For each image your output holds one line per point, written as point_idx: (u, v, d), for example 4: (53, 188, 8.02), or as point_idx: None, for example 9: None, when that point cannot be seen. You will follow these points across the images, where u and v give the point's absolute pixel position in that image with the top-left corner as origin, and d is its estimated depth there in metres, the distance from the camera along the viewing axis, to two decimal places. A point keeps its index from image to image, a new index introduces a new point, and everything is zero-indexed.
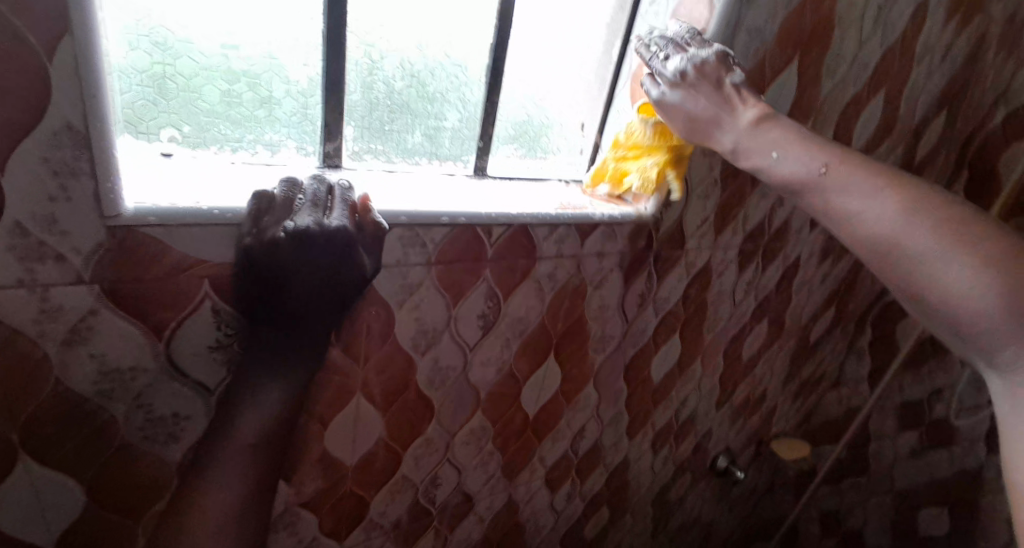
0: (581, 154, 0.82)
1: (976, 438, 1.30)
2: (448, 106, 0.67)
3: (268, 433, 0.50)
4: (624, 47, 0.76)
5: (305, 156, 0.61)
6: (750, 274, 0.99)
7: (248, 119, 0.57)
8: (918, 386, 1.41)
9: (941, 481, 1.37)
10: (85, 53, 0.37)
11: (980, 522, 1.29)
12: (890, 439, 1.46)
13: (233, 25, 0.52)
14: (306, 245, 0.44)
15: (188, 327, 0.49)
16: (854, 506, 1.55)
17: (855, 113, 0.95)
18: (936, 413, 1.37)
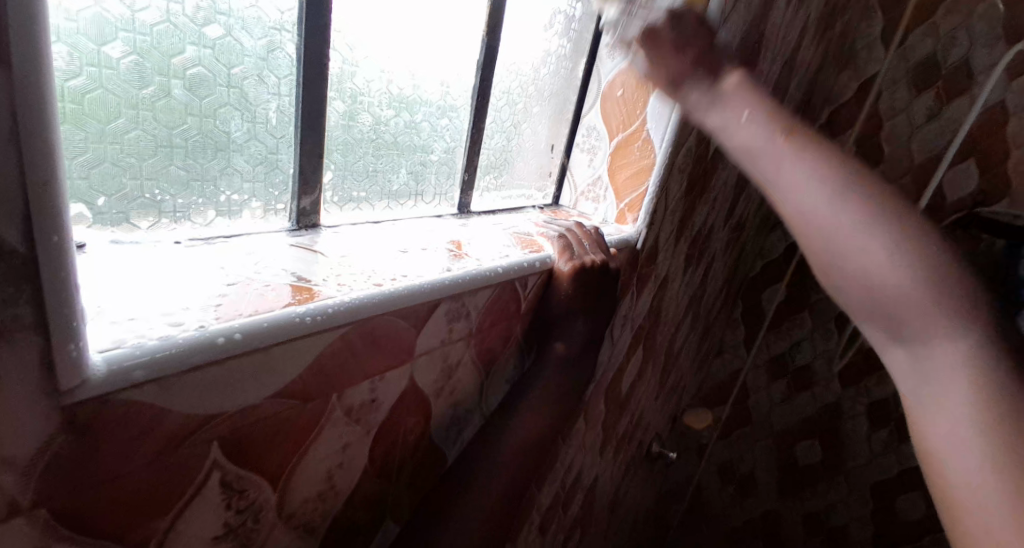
0: (549, 177, 0.75)
1: (830, 378, 1.51)
2: (433, 135, 0.55)
3: (537, 426, 0.56)
4: (591, 62, 0.70)
5: (271, 216, 0.44)
6: (689, 273, 1.02)
7: (195, 176, 0.38)
8: (781, 342, 1.57)
9: (809, 418, 1.58)
10: (32, 115, 0.19)
11: (845, 446, 1.53)
12: (765, 390, 1.64)
13: (175, 40, 0.34)
14: (606, 275, 0.56)
15: (186, 518, 0.31)
16: (744, 455, 1.72)
17: (762, 117, 1.03)
18: (800, 360, 1.55)
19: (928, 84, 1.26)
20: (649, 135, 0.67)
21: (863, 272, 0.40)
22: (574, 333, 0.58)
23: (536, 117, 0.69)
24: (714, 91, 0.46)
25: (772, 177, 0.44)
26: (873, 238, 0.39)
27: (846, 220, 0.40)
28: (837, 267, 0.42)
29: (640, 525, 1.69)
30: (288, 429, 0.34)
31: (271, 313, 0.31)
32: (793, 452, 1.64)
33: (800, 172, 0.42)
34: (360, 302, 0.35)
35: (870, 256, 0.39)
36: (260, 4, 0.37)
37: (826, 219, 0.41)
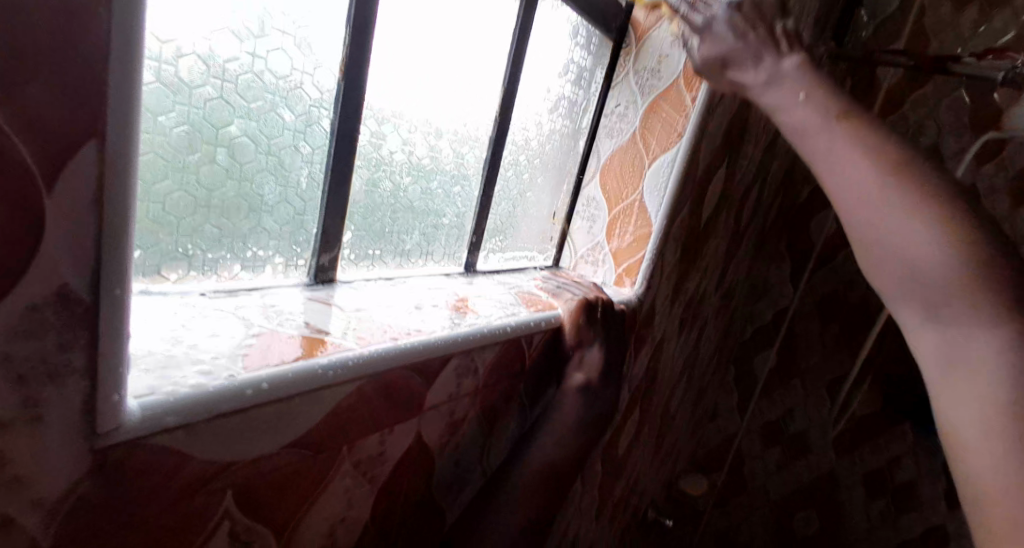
0: (550, 241, 0.78)
1: (825, 446, 1.51)
2: (446, 201, 0.59)
3: (561, 459, 0.55)
4: (591, 141, 0.74)
5: (290, 272, 0.46)
6: (683, 336, 1.04)
7: (227, 233, 0.41)
8: (773, 409, 1.57)
9: (806, 488, 1.56)
10: (115, 181, 0.21)
11: (844, 515, 1.51)
12: (759, 457, 1.62)
13: (224, 111, 0.37)
14: (606, 311, 0.61)
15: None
16: (741, 525, 1.68)
17: (755, 189, 1.07)
18: (795, 427, 1.54)
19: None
20: (648, 206, 0.71)
21: (910, 276, 0.38)
22: (591, 367, 0.58)
23: (540, 187, 0.72)
24: (773, 67, 0.45)
25: (824, 170, 0.42)
26: (907, 226, 0.38)
27: (890, 209, 0.38)
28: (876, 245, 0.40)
29: None
30: (300, 479, 0.35)
31: (295, 363, 0.32)
32: (790, 522, 1.60)
33: (866, 187, 0.39)
34: (378, 356, 0.37)
35: (914, 251, 0.37)
36: (302, 83, 0.41)
37: (872, 226, 0.39)
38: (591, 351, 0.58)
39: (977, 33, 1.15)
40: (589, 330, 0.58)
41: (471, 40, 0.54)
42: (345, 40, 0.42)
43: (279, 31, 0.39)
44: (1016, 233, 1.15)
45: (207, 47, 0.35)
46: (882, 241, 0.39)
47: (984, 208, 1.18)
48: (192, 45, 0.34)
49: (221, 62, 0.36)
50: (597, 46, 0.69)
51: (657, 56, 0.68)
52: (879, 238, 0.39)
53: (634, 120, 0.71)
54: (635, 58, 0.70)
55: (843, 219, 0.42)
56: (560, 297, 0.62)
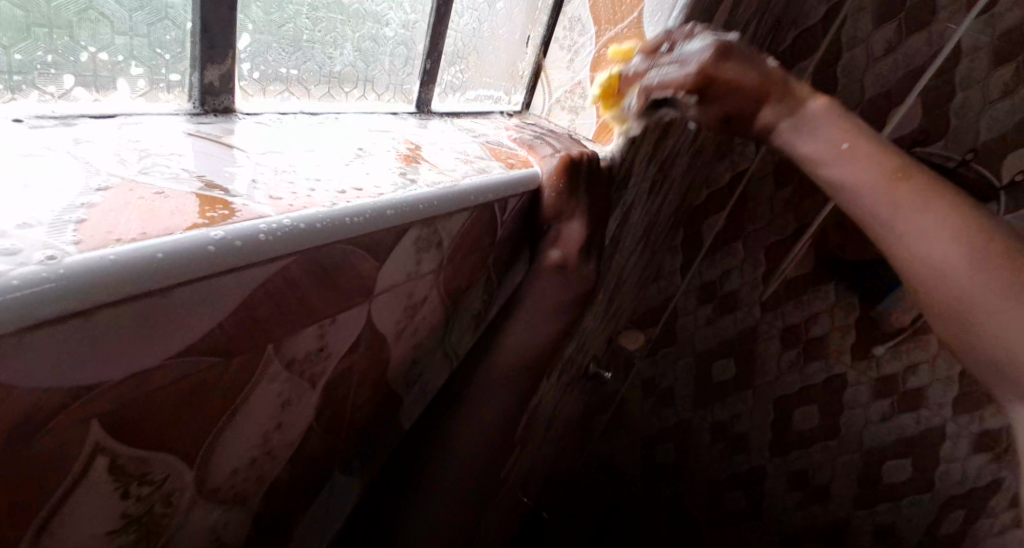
0: (522, 80, 0.65)
1: (754, 303, 1.33)
2: (389, 3, 0.43)
3: (529, 355, 0.49)
4: None
5: (159, 94, 0.31)
6: (649, 196, 0.95)
7: (39, 18, 0.25)
8: (711, 268, 1.35)
9: (728, 340, 1.40)
10: None
11: (756, 366, 1.39)
12: (692, 314, 1.43)
13: None
14: (593, 170, 0.49)
15: (71, 509, 0.22)
16: (666, 371, 1.54)
17: (764, 26, 0.91)
18: (730, 286, 1.35)
19: (889, 15, 0.95)
20: (647, 37, 0.56)
21: (964, 298, 0.40)
22: (569, 242, 0.49)
23: (510, 4, 0.58)
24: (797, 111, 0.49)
25: (870, 215, 0.45)
26: (931, 229, 0.42)
27: (927, 219, 0.42)
28: (945, 262, 0.41)
29: (581, 437, 1.70)
30: (211, 390, 0.25)
31: (173, 234, 0.19)
32: (709, 367, 1.46)
33: (928, 221, 0.42)
34: (307, 227, 0.24)
35: (954, 262, 0.41)
36: None
37: (908, 232, 0.43)
38: (571, 222, 0.48)
39: None
40: (570, 196, 0.47)
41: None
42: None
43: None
44: (984, 95, 0.94)
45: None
46: (907, 238, 0.43)
47: (963, 67, 0.94)
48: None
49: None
50: None
51: None
52: (914, 239, 0.42)
53: None
54: None
55: (901, 243, 0.43)
56: (537, 151, 0.49)
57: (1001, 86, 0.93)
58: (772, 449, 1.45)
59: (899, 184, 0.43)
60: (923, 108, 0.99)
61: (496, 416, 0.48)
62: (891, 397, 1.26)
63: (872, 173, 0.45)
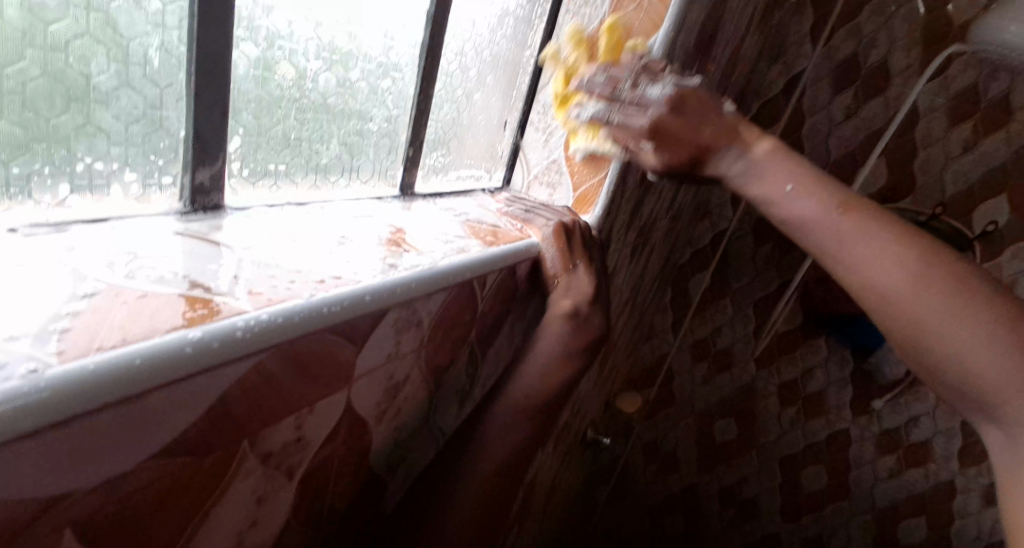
0: (500, 160, 0.69)
1: (748, 360, 1.33)
2: (372, 99, 0.46)
3: (515, 437, 0.49)
4: (550, 31, 0.63)
5: (152, 195, 0.32)
6: (633, 260, 0.97)
7: (38, 135, 0.27)
8: (702, 327, 1.36)
9: (726, 400, 1.39)
10: None
11: (759, 426, 1.37)
12: (687, 374, 1.42)
13: None
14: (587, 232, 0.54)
15: None
16: (667, 435, 1.50)
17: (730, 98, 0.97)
18: (722, 344, 1.35)
19: (846, 84, 1.02)
20: None
21: (925, 338, 0.40)
22: (579, 293, 0.52)
23: (486, 92, 0.62)
24: (745, 153, 0.48)
25: (830, 252, 0.44)
26: (886, 264, 0.41)
27: (879, 253, 0.41)
28: (905, 297, 0.40)
29: (584, 509, 1.63)
30: (186, 491, 0.25)
31: (152, 339, 0.20)
32: (710, 428, 1.44)
33: (878, 258, 0.41)
34: (285, 322, 0.25)
35: (908, 302, 0.40)
36: None
37: (862, 269, 0.42)
38: (576, 277, 0.52)
39: None
40: (572, 253, 0.51)
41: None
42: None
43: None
44: (947, 151, 0.99)
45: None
46: (865, 276, 0.42)
47: (922, 128, 1.00)
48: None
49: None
50: None
51: None
52: (871, 277, 0.41)
53: (601, 8, 0.59)
54: None
55: (859, 280, 0.43)
56: (532, 225, 0.54)
57: (962, 142, 0.98)
58: (782, 513, 1.40)
59: (834, 219, 0.43)
60: (888, 167, 1.04)
61: (480, 498, 0.47)
62: (897, 451, 1.23)
63: (820, 209, 0.44)
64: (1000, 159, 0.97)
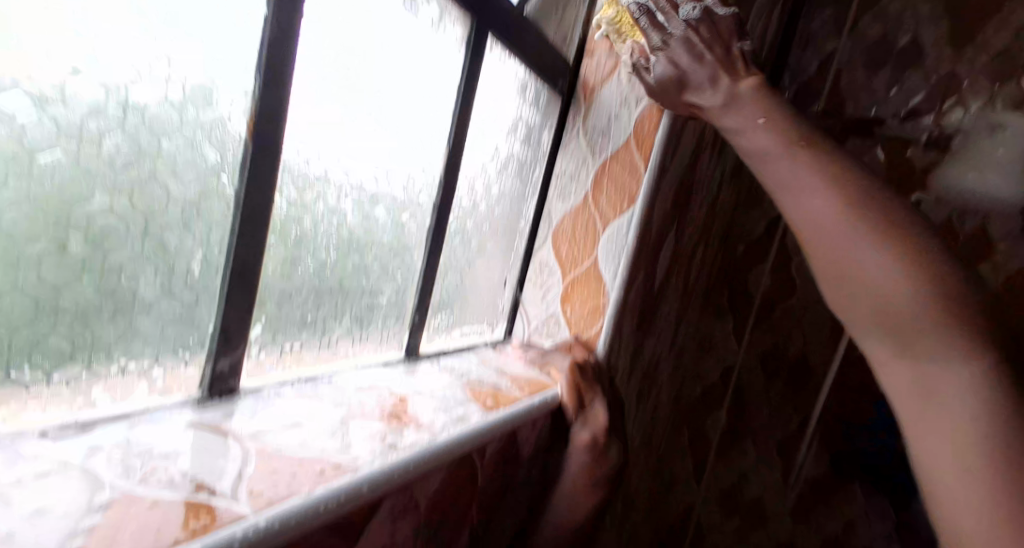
0: (500, 312, 0.74)
1: (782, 512, 1.23)
2: (383, 277, 0.51)
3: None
4: (541, 202, 0.71)
5: (176, 384, 0.35)
6: (642, 407, 0.95)
7: (81, 343, 0.30)
8: (724, 473, 1.28)
9: None
10: None
11: None
12: (717, 529, 1.30)
13: (81, 180, 0.28)
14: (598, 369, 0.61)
15: None
16: None
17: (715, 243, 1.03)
18: (750, 494, 1.26)
19: None
20: (604, 272, 0.67)
21: (870, 300, 0.36)
22: (599, 423, 0.56)
23: (488, 258, 0.68)
24: (725, 87, 0.45)
25: (785, 203, 0.41)
26: (833, 223, 0.38)
27: (831, 206, 0.38)
28: (853, 271, 0.37)
29: None
30: None
31: None
32: None
33: (829, 212, 0.38)
34: (282, 524, 0.26)
35: (860, 267, 0.36)
36: (201, 142, 0.32)
37: (814, 229, 0.39)
38: (595, 409, 0.57)
39: (891, 94, 1.01)
40: (586, 387, 0.58)
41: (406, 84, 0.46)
42: (258, 76, 0.32)
43: (202, 84, 0.31)
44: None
45: (53, 90, 0.26)
46: (812, 231, 0.39)
47: None
48: (43, 100, 0.26)
49: (77, 117, 0.27)
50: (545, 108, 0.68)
51: (607, 116, 0.66)
52: (822, 229, 0.38)
53: (586, 182, 0.68)
54: (585, 121, 0.68)
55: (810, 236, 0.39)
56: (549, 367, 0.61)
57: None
58: None
59: (792, 151, 0.40)
60: None
61: None
62: None
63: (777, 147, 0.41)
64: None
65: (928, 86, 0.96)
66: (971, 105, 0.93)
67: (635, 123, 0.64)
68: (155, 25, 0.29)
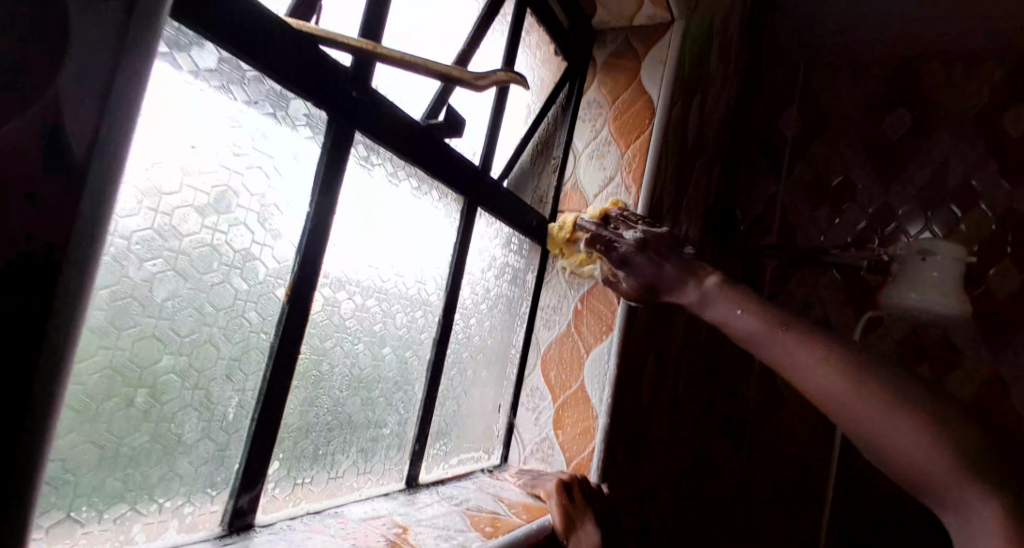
0: (496, 440, 0.77)
1: None
2: (388, 410, 0.56)
3: None
4: (529, 334, 0.79)
5: (200, 522, 0.39)
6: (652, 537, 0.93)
7: (132, 484, 0.34)
8: None
9: None
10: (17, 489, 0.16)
11: None
12: None
13: (162, 342, 0.34)
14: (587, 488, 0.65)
15: None
16: None
17: (697, 360, 1.10)
18: None
19: None
20: (591, 396, 0.74)
21: (837, 406, 0.42)
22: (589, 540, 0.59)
23: (484, 387, 0.73)
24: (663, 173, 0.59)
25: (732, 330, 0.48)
26: (785, 345, 0.44)
27: (785, 339, 0.44)
28: (825, 389, 0.42)
29: None
30: None
31: None
32: None
33: (782, 341, 0.44)
34: None
35: (810, 376, 0.43)
36: (247, 309, 0.39)
37: (769, 351, 0.45)
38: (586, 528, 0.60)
39: (835, 225, 1.19)
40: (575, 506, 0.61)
41: (413, 246, 0.55)
42: (295, 256, 0.41)
43: (240, 218, 0.37)
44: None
45: (135, 272, 0.32)
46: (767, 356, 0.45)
47: None
48: (147, 194, 0.32)
49: (153, 292, 0.33)
50: (528, 252, 0.78)
51: (581, 259, 0.78)
52: (774, 356, 0.45)
53: (567, 314, 0.77)
54: (562, 261, 0.79)
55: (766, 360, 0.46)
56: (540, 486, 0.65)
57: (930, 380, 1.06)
58: None
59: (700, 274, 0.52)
60: None
61: None
62: None
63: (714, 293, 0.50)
64: (969, 394, 1.06)
65: (867, 214, 1.17)
66: (910, 231, 1.12)
67: None
68: (201, 88, 0.34)
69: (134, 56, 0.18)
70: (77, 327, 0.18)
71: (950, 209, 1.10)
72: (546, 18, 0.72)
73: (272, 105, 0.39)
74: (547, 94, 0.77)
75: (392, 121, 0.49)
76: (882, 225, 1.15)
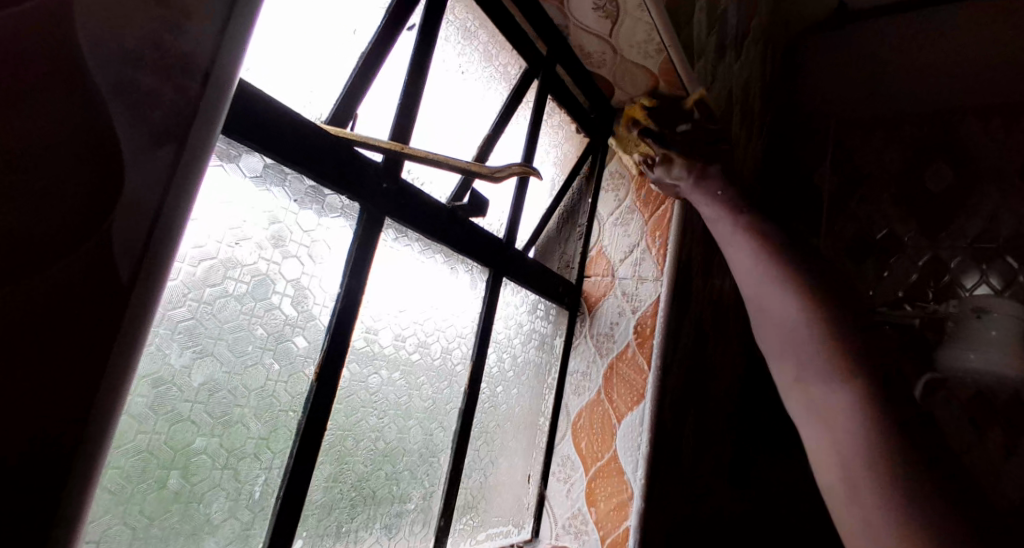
0: (526, 513, 0.75)
1: None
2: (412, 484, 0.55)
3: None
4: (558, 401, 0.78)
5: None
6: None
7: None
8: None
9: None
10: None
11: None
12: None
13: (196, 424, 0.35)
14: None
15: None
16: None
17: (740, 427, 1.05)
18: None
19: None
20: (624, 469, 0.71)
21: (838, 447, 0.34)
22: None
23: (512, 457, 0.72)
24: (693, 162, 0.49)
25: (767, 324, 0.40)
26: (804, 344, 0.37)
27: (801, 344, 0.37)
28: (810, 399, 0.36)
29: None
30: None
31: None
32: None
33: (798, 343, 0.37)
34: None
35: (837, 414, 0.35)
36: (277, 389, 0.40)
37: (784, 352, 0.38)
38: None
39: (884, 278, 1.15)
40: None
41: (438, 318, 0.56)
42: (325, 338, 0.43)
43: (276, 303, 0.40)
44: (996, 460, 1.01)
45: (177, 359, 0.34)
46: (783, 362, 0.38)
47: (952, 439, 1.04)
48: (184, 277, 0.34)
49: (191, 378, 0.35)
50: (556, 318, 0.79)
51: (609, 324, 0.77)
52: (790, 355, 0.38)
53: (596, 381, 0.76)
54: (590, 326, 0.79)
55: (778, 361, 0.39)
56: None
57: (1000, 451, 1.00)
58: None
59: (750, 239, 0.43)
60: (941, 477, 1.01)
61: None
62: None
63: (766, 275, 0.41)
64: None
65: (918, 267, 1.13)
66: (966, 284, 1.09)
67: (635, 326, 0.75)
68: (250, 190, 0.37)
69: (180, 189, 0.20)
70: (112, 427, 0.19)
71: (1007, 262, 1.07)
72: (569, 100, 0.76)
73: (311, 201, 0.42)
74: (571, 167, 0.80)
75: (421, 206, 0.51)
76: (933, 280, 1.11)
